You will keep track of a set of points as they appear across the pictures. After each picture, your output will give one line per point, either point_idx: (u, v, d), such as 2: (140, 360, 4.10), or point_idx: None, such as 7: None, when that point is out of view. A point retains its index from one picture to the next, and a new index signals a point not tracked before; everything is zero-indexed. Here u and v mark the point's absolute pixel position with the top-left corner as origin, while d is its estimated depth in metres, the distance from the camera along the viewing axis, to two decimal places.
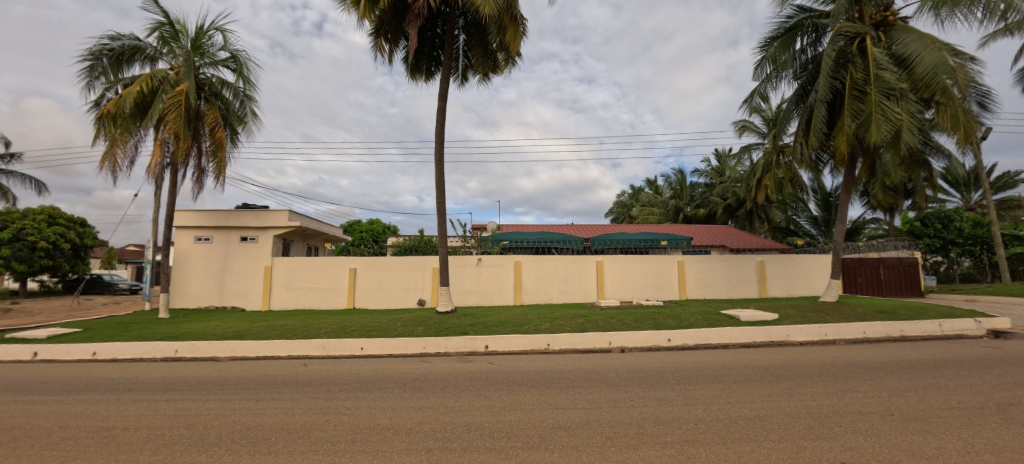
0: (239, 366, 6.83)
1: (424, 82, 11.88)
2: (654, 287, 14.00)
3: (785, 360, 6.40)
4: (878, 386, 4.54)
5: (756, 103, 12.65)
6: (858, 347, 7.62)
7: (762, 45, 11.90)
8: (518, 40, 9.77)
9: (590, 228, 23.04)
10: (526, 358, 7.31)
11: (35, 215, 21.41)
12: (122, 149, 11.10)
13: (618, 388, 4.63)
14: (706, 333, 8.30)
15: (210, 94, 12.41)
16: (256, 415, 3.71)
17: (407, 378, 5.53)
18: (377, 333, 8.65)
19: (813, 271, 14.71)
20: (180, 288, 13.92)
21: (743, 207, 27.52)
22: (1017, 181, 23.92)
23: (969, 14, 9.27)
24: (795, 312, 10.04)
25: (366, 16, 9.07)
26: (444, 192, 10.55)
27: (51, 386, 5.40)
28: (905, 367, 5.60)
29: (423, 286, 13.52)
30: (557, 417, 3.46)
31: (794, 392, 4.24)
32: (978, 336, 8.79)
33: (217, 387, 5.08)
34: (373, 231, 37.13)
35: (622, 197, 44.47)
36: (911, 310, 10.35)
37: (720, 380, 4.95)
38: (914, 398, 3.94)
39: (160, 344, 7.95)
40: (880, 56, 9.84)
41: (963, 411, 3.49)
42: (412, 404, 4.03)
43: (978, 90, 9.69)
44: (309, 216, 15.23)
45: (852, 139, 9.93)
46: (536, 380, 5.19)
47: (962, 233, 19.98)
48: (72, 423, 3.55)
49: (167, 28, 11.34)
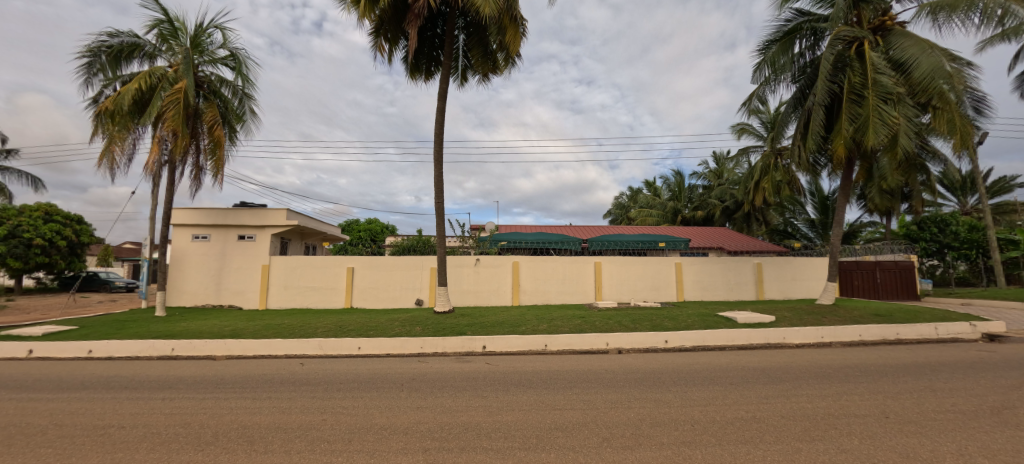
0: (235, 365, 6.81)
1: (424, 82, 11.89)
2: (652, 289, 14.04)
3: (782, 362, 6.41)
4: (873, 388, 4.56)
5: (754, 106, 12.71)
6: (853, 350, 7.66)
7: (761, 48, 11.96)
8: (519, 41, 9.78)
9: (589, 228, 23.09)
10: (523, 358, 7.32)
11: (31, 211, 21.29)
12: (120, 147, 11.06)
13: (614, 388, 4.65)
14: (703, 334, 8.34)
15: (209, 91, 12.38)
16: (251, 414, 3.71)
17: (404, 378, 5.55)
18: (375, 332, 8.64)
19: (810, 274, 14.76)
20: (177, 286, 13.87)
21: (740, 209, 27.70)
22: (1013, 185, 24.08)
23: (966, 19, 9.34)
24: (792, 314, 10.07)
25: (366, 15, 9.07)
26: (443, 193, 10.52)
27: (47, 384, 5.38)
28: (900, 371, 5.62)
29: (421, 286, 13.51)
30: (554, 418, 3.47)
31: (790, 394, 4.26)
32: (972, 339, 8.85)
33: (213, 386, 5.06)
34: (371, 231, 37.15)
35: (621, 199, 44.54)
36: (907, 313, 10.41)
37: (716, 382, 4.96)
38: (909, 401, 3.96)
39: (156, 342, 7.92)
40: (877, 60, 9.91)
41: (957, 414, 3.52)
42: (410, 404, 4.03)
43: (974, 96, 9.75)
44: (306, 215, 15.18)
45: (850, 143, 10.00)
46: (532, 380, 5.20)
47: (958, 237, 20.11)
48: (67, 422, 3.54)
49: (166, 25, 11.32)
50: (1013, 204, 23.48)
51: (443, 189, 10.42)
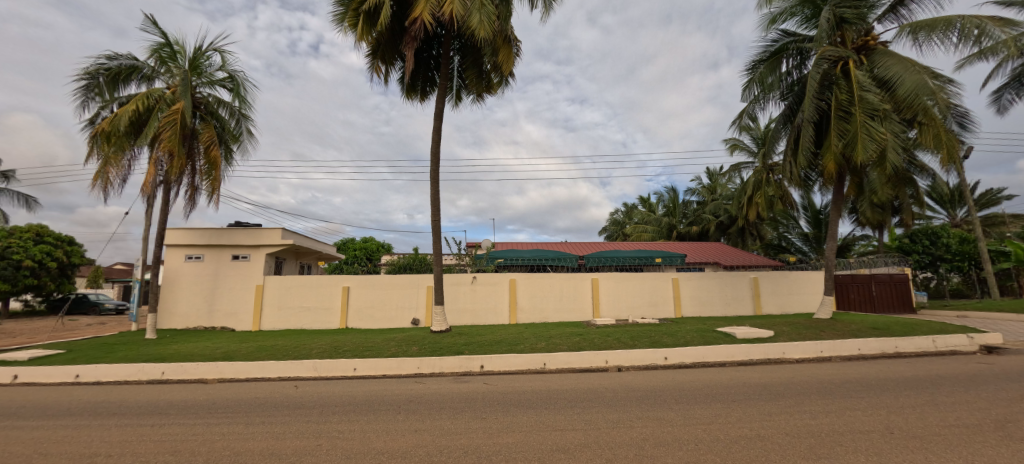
0: (227, 388, 6.63)
1: (420, 102, 12.08)
2: (650, 305, 14.00)
3: (782, 378, 6.36)
4: (875, 403, 4.52)
5: (745, 123, 13.02)
6: (854, 365, 7.62)
7: (748, 68, 12.32)
8: (512, 61, 10.03)
9: (585, 245, 23.22)
10: (522, 378, 7.20)
11: (22, 233, 21.04)
12: (115, 168, 11.04)
13: (616, 408, 4.58)
14: (702, 350, 8.28)
15: (206, 112, 12.47)
16: (244, 440, 3.59)
17: (402, 399, 5.46)
18: (370, 353, 8.50)
19: (806, 288, 14.82)
20: (168, 308, 13.65)
21: (735, 224, 28.39)
22: (1001, 197, 24.63)
23: (945, 38, 9.67)
24: (790, 329, 10.05)
25: (363, 37, 9.28)
26: (439, 209, 10.47)
27: (31, 411, 5.20)
28: (900, 385, 5.58)
29: (417, 305, 13.41)
30: (556, 439, 3.41)
31: (793, 411, 4.21)
32: (971, 352, 8.85)
33: (204, 411, 4.94)
34: (367, 249, 36.84)
35: (616, 215, 44.85)
36: (903, 325, 10.43)
37: (718, 399, 4.89)
38: (912, 416, 3.93)
39: (146, 366, 7.72)
40: (862, 78, 10.21)
41: (961, 428, 3.48)
42: (408, 427, 3.95)
43: (957, 112, 10.04)
44: (302, 234, 15.12)
45: (839, 158, 10.24)
46: (533, 401, 5.13)
47: (950, 249, 20.36)
48: (52, 451, 3.40)
49: (165, 49, 11.50)
50: (1002, 216, 23.96)
51: (440, 206, 10.45)
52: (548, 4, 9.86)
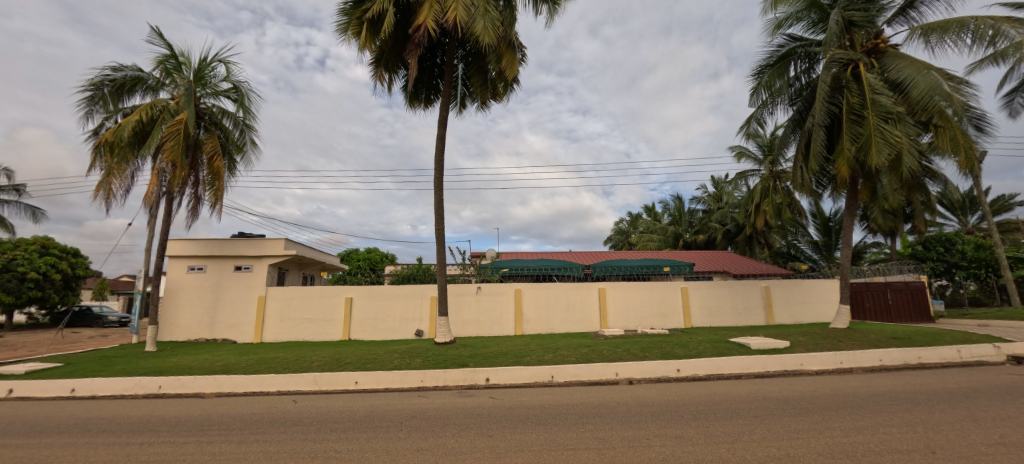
0: (225, 403, 6.42)
1: (424, 109, 12.06)
2: (659, 315, 13.65)
3: (803, 391, 6.04)
4: (909, 419, 4.22)
5: (753, 129, 12.84)
6: (877, 377, 7.27)
7: (755, 73, 12.19)
8: (515, 67, 9.95)
9: (591, 254, 22.94)
10: (529, 391, 6.92)
11: (27, 245, 21.18)
12: (118, 178, 11.02)
13: (631, 424, 4.32)
14: (716, 362, 7.96)
15: (210, 123, 12.50)
16: (234, 461, 3.37)
17: (404, 415, 5.20)
18: (373, 365, 8.26)
19: (820, 297, 14.42)
20: (170, 320, 13.51)
21: (742, 232, 27.45)
22: (1013, 203, 24.18)
23: (958, 40, 9.49)
24: (807, 339, 9.68)
25: (367, 45, 9.26)
26: (443, 218, 10.34)
27: (20, 429, 5.00)
28: (931, 398, 5.26)
29: (421, 317, 13.17)
30: (568, 459, 3.15)
31: (821, 428, 3.93)
32: (998, 362, 8.46)
33: (197, 428, 4.71)
34: (371, 260, 36.77)
35: (620, 224, 44.70)
36: (925, 335, 10.02)
37: (738, 415, 4.61)
38: (952, 433, 3.64)
39: (143, 379, 7.53)
40: (874, 80, 10.02)
41: (1009, 447, 3.20)
42: (409, 446, 3.71)
43: (973, 114, 9.81)
44: (304, 244, 15.00)
45: (853, 163, 9.99)
46: (541, 416, 4.86)
47: (966, 256, 19.82)
48: None
49: (171, 60, 11.59)
50: (1016, 223, 23.47)
51: (443, 215, 10.31)
52: (551, 11, 9.82)
